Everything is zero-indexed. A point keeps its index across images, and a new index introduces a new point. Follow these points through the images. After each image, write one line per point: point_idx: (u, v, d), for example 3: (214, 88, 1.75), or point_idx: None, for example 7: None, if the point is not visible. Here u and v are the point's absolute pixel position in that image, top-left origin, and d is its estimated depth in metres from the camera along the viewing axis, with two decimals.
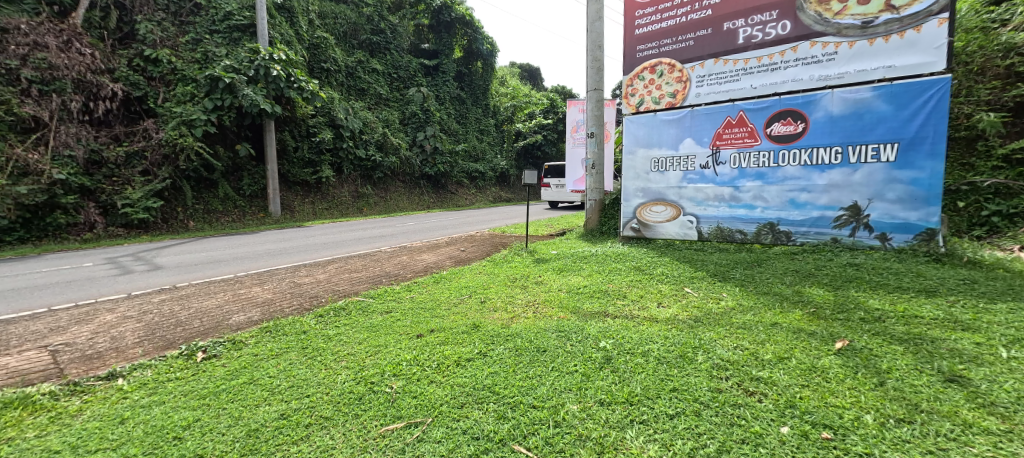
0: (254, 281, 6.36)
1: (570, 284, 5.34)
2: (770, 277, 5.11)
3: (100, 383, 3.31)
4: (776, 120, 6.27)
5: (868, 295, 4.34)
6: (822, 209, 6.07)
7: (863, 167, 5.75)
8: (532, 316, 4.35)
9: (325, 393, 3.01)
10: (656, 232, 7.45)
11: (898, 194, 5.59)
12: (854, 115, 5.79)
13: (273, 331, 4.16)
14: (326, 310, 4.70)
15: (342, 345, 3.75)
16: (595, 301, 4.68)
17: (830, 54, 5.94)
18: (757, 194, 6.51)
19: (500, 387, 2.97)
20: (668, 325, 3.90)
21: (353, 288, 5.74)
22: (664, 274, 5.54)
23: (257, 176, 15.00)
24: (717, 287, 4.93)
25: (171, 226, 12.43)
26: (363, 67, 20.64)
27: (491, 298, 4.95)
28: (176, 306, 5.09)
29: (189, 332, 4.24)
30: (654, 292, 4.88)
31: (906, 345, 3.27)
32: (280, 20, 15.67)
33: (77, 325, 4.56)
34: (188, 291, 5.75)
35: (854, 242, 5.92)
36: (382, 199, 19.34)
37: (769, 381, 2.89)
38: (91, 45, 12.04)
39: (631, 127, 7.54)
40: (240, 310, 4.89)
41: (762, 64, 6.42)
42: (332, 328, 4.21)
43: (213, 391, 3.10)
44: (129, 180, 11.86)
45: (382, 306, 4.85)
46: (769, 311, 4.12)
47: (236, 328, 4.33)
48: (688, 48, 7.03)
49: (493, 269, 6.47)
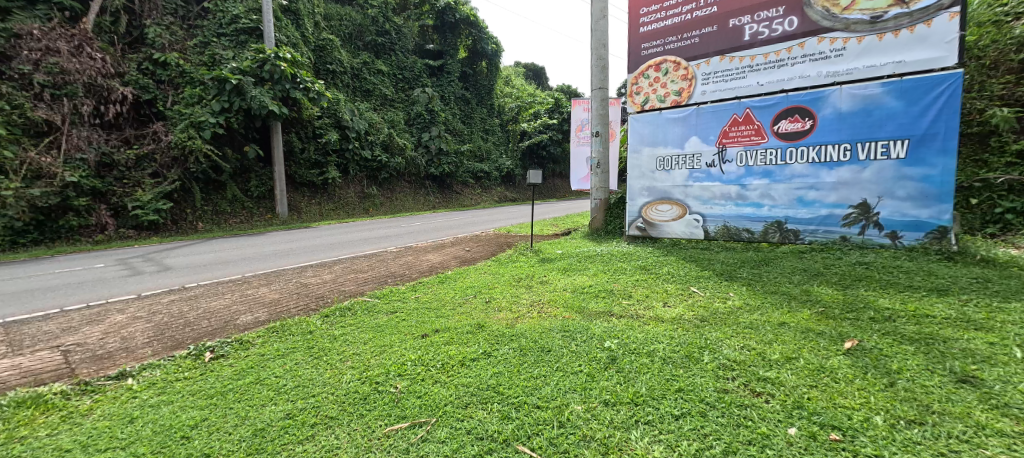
0: (261, 281, 6.45)
1: (574, 284, 5.33)
2: (777, 276, 5.09)
3: (110, 383, 3.33)
4: (782, 117, 6.22)
5: (877, 294, 4.28)
6: (830, 207, 6.00)
7: (872, 164, 5.69)
8: (537, 315, 4.35)
9: (330, 393, 3.01)
10: (662, 231, 7.40)
11: (907, 192, 5.52)
12: (862, 112, 5.73)
13: (280, 331, 4.19)
14: (332, 310, 4.74)
15: (346, 345, 3.77)
16: (599, 300, 4.68)
17: (838, 50, 5.87)
18: (763, 193, 6.46)
19: (505, 387, 2.96)
20: (674, 325, 3.89)
21: (360, 288, 5.77)
22: (670, 273, 5.52)
23: (265, 177, 15.12)
24: (722, 286, 4.92)
25: (181, 228, 12.59)
26: (369, 68, 20.82)
27: (495, 298, 4.97)
28: (185, 306, 5.20)
29: (197, 332, 4.25)
30: (660, 292, 4.87)
31: (917, 346, 3.21)
32: (286, 23, 15.84)
33: (88, 325, 4.63)
34: (196, 292, 5.88)
35: (863, 241, 5.84)
36: (388, 199, 19.41)
37: (776, 381, 2.84)
38: (102, 49, 12.26)
39: (635, 126, 7.51)
40: (247, 311, 4.93)
41: (769, 61, 6.36)
42: (337, 328, 4.24)
43: (220, 391, 3.10)
44: (140, 182, 12.06)
45: (387, 306, 4.90)
46: (776, 311, 4.10)
47: (243, 328, 4.35)
48: (693, 45, 6.98)
49: (497, 269, 6.48)
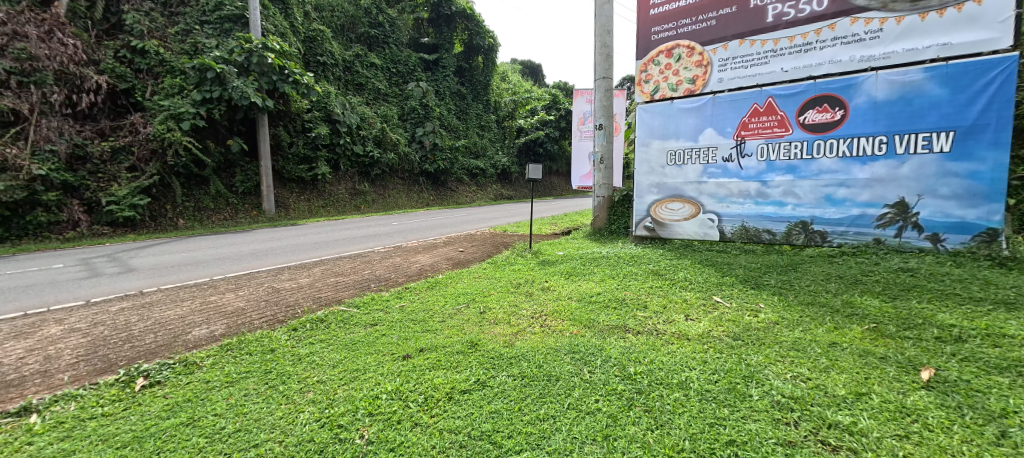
0: (230, 286, 5.78)
1: (581, 292, 4.71)
2: (810, 284, 4.49)
3: (7, 422, 2.68)
4: (809, 107, 5.61)
5: (935, 308, 3.67)
6: (862, 206, 5.41)
7: (912, 158, 5.09)
8: (540, 331, 3.72)
9: (280, 442, 2.38)
10: (673, 231, 6.79)
11: (952, 189, 4.94)
12: (900, 101, 5.13)
13: (235, 350, 3.55)
14: (302, 323, 4.10)
15: (311, 370, 3.15)
16: (611, 313, 4.04)
17: (874, 32, 5.28)
18: (787, 190, 5.86)
19: (503, 436, 2.33)
20: (704, 345, 3.27)
21: (338, 295, 5.12)
22: (687, 280, 4.91)
23: (251, 172, 14.41)
24: (751, 295, 4.30)
25: (160, 225, 11.84)
26: (361, 61, 20.15)
27: (491, 309, 4.33)
28: (134, 317, 4.57)
29: (136, 351, 3.59)
30: (679, 302, 4.25)
31: (1011, 378, 2.62)
32: (273, 11, 15.16)
33: (14, 340, 3.99)
34: (153, 298, 5.25)
35: (900, 244, 5.25)
36: (380, 196, 18.68)
37: (854, 430, 2.23)
38: (74, 35, 11.50)
39: (644, 117, 6.90)
40: (203, 322, 4.27)
41: (794, 45, 5.75)
42: (305, 346, 3.61)
43: (138, 437, 2.46)
44: (115, 176, 11.34)
45: (367, 317, 4.27)
46: (820, 328, 3.50)
47: (193, 346, 3.67)
48: (709, 28, 6.36)
49: (493, 272, 5.85)
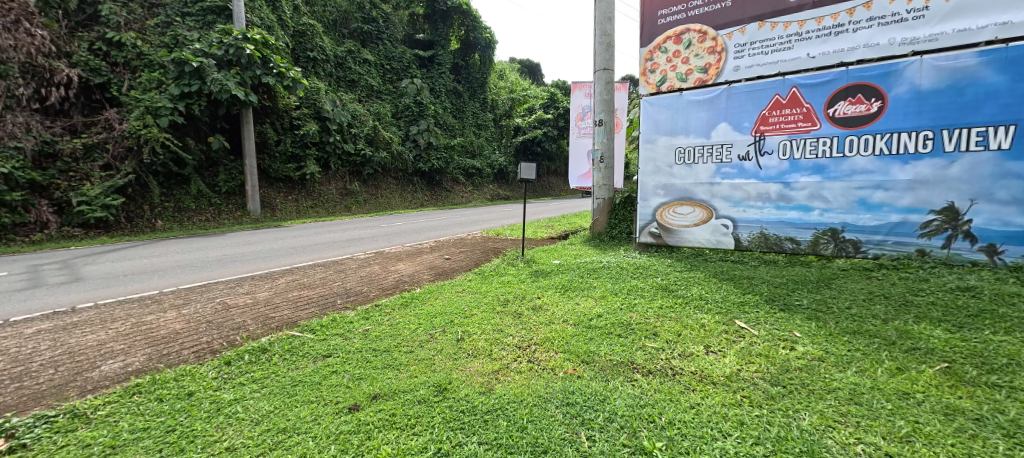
0: (177, 301, 5.02)
1: (578, 313, 3.96)
2: (849, 304, 3.78)
3: None
4: (840, 98, 4.89)
5: (1018, 342, 2.96)
6: (903, 212, 4.69)
7: (964, 157, 4.37)
8: (528, 368, 2.99)
9: None
10: (681, 238, 6.08)
11: (1012, 193, 4.23)
12: (949, 90, 4.41)
13: (143, 394, 2.82)
14: (238, 355, 3.35)
15: (228, 430, 2.43)
16: (614, 343, 3.30)
17: (917, 11, 4.57)
18: (813, 193, 5.14)
19: None
20: (736, 395, 2.56)
21: (295, 316, 4.36)
22: (703, 298, 4.17)
23: (234, 171, 13.66)
24: (783, 321, 3.56)
25: (136, 226, 11.05)
26: (353, 57, 19.35)
27: (470, 335, 3.58)
28: (45, 344, 3.81)
29: (16, 398, 2.85)
30: (695, 328, 3.51)
31: None
32: (260, 3, 14.38)
33: None
34: (83, 318, 4.51)
35: (949, 256, 4.55)
36: (371, 196, 17.93)
37: None
38: (43, 25, 10.64)
39: (649, 110, 6.17)
40: (121, 352, 3.51)
41: (823, 27, 5.03)
42: (230, 390, 2.86)
43: None
44: (88, 175, 10.59)
45: (321, 346, 3.52)
46: (878, 368, 2.78)
47: (91, 389, 2.95)
48: (723, 10, 5.64)
49: (479, 286, 5.11)
